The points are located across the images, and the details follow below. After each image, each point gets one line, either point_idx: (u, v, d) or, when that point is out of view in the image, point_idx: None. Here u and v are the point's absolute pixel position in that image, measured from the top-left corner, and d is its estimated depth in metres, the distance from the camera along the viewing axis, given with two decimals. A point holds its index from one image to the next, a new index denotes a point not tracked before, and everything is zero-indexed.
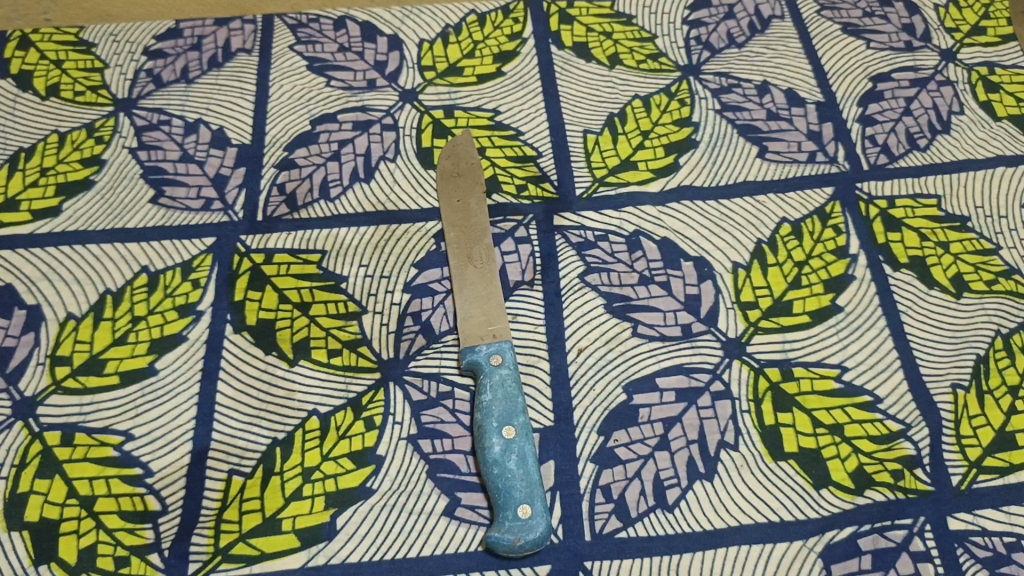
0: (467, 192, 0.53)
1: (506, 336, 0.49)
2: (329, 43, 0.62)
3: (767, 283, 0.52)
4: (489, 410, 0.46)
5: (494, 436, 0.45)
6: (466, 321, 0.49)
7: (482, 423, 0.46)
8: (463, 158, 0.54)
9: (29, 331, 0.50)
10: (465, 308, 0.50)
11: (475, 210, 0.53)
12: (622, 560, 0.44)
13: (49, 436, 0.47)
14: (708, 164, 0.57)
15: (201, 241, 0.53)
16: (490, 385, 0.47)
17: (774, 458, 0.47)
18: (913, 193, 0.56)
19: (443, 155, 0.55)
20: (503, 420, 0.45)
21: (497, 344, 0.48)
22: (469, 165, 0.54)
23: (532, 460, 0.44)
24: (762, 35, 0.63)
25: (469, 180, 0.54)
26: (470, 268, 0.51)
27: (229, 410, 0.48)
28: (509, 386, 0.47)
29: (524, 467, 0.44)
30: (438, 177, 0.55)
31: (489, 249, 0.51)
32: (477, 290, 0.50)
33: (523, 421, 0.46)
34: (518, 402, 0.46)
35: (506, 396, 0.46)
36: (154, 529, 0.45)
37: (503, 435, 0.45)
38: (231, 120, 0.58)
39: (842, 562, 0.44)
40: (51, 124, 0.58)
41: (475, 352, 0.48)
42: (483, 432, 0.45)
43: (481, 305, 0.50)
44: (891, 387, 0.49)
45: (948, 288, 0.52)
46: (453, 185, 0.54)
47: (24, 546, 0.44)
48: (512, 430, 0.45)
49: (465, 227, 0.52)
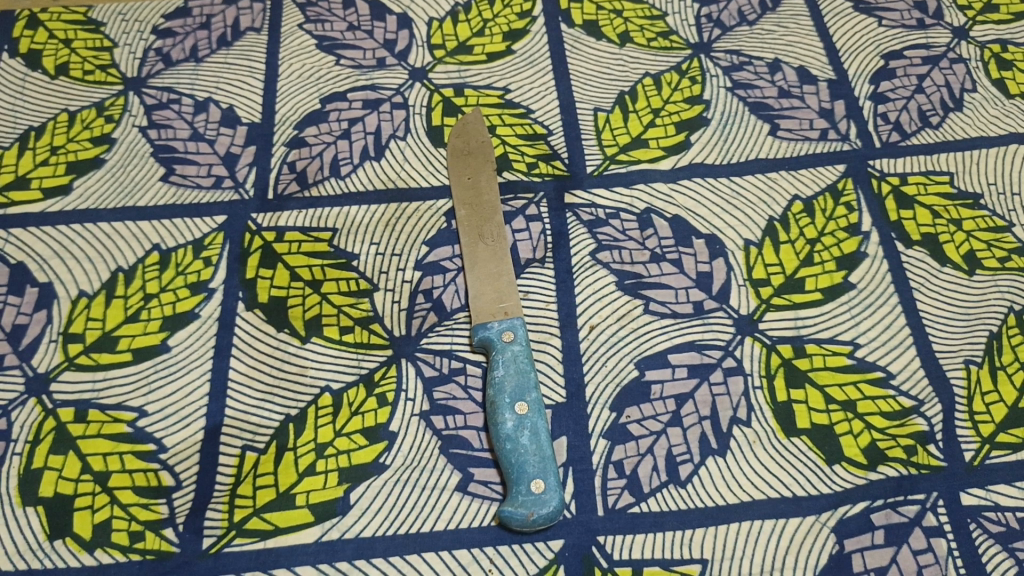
0: (478, 170, 0.53)
1: (518, 313, 0.48)
2: (338, 21, 0.62)
3: (779, 260, 0.52)
4: (501, 386, 0.46)
5: (507, 411, 0.45)
6: (478, 299, 0.49)
7: (494, 399, 0.46)
8: (473, 137, 0.54)
9: (42, 308, 0.50)
10: (476, 286, 0.50)
11: (486, 187, 0.53)
12: (635, 534, 0.44)
13: (62, 413, 0.47)
14: (720, 142, 0.57)
15: (212, 219, 0.53)
16: (502, 361, 0.47)
17: (787, 434, 0.47)
18: (925, 171, 0.55)
19: (454, 134, 0.55)
20: (515, 395, 0.45)
21: (508, 321, 0.48)
22: (480, 143, 0.54)
23: (545, 435, 0.45)
24: (773, 12, 0.62)
25: (480, 158, 0.54)
26: (480, 246, 0.51)
27: (241, 387, 0.48)
28: (522, 361, 0.47)
29: (537, 443, 0.44)
30: (448, 156, 0.54)
31: (500, 227, 0.51)
32: (488, 267, 0.50)
33: (535, 397, 0.46)
34: (530, 378, 0.46)
35: (518, 372, 0.46)
36: (168, 504, 0.45)
37: (516, 411, 0.45)
38: (240, 98, 0.58)
39: (855, 537, 0.44)
40: (61, 103, 0.58)
41: (487, 328, 0.48)
42: (495, 408, 0.45)
43: (492, 282, 0.50)
44: (904, 363, 0.49)
45: (961, 264, 0.52)
46: (463, 163, 0.54)
47: (38, 521, 0.45)
48: (524, 405, 0.45)
49: (476, 205, 0.52)
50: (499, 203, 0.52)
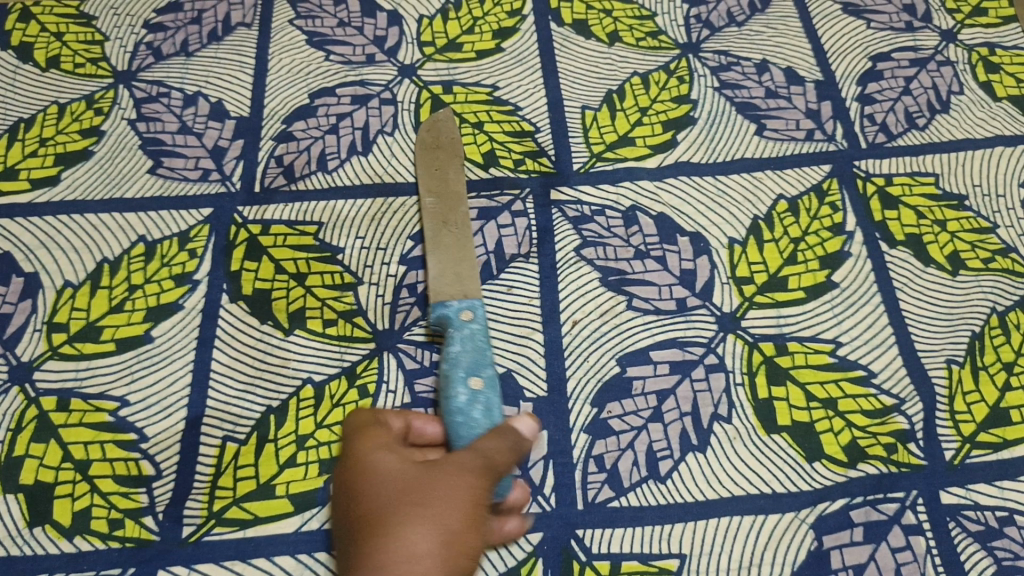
0: (446, 163, 0.53)
1: (477, 295, 0.48)
2: (328, 18, 0.62)
3: (763, 258, 0.52)
4: (457, 361, 0.45)
5: (460, 386, 0.44)
6: (437, 279, 0.49)
7: (449, 372, 0.45)
8: (443, 134, 0.54)
9: (27, 298, 0.51)
10: (436, 268, 0.49)
11: (454, 179, 0.53)
12: (614, 529, 0.45)
13: (45, 401, 0.47)
14: (707, 141, 0.57)
15: (198, 212, 0.54)
16: (460, 338, 0.46)
17: (768, 430, 0.47)
18: (911, 172, 0.56)
19: (424, 127, 0.55)
20: (471, 369, 0.44)
21: (469, 301, 0.48)
22: (449, 138, 0.54)
23: (498, 413, 0.43)
24: (762, 13, 0.62)
25: (448, 152, 0.54)
26: (445, 232, 0.51)
27: (224, 378, 0.48)
28: (478, 338, 0.46)
29: (489, 419, 0.43)
30: (417, 148, 0.55)
31: (467, 217, 0.51)
32: (451, 251, 0.50)
33: (490, 374, 0.45)
34: (486, 356, 0.45)
35: (475, 349, 0.45)
36: (148, 493, 0.45)
37: (470, 385, 0.44)
38: (230, 92, 0.58)
39: (834, 534, 0.44)
40: (51, 95, 0.58)
41: (448, 305, 0.48)
42: (449, 381, 0.44)
43: (453, 266, 0.49)
44: (885, 362, 0.49)
45: (944, 265, 0.52)
46: (432, 156, 0.54)
47: (18, 508, 0.45)
48: (479, 380, 0.44)
49: (442, 194, 0.52)
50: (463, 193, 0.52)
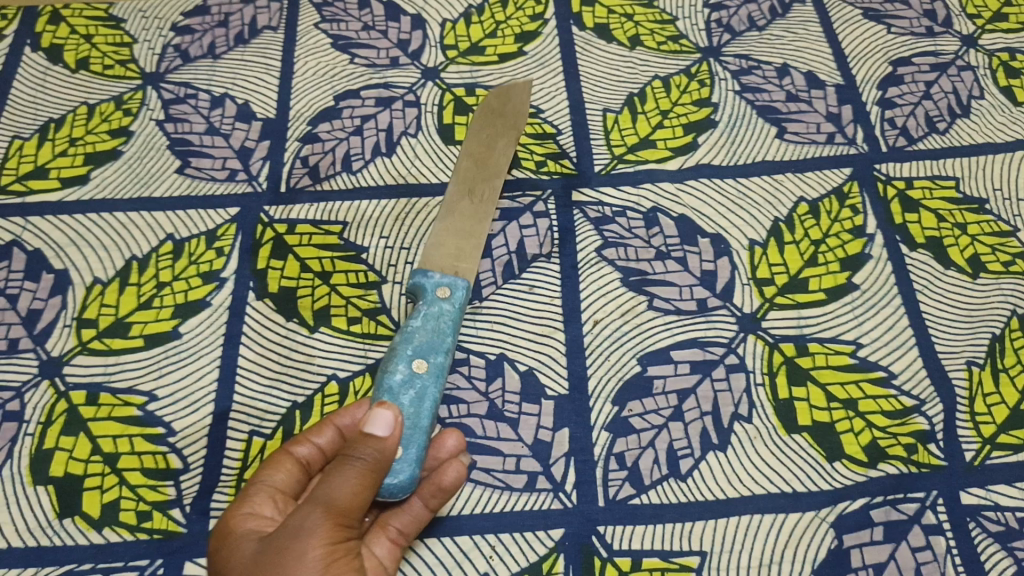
0: (500, 135, 0.54)
1: (466, 277, 0.49)
2: (353, 21, 0.63)
3: (783, 260, 0.53)
4: (412, 338, 0.45)
5: (402, 363, 0.44)
6: (434, 250, 0.50)
7: (400, 346, 0.45)
8: (511, 104, 0.55)
9: (57, 294, 0.51)
10: (441, 234, 0.50)
11: (499, 153, 0.54)
12: (635, 526, 0.45)
13: (74, 395, 0.48)
14: (727, 144, 0.57)
15: (225, 211, 0.54)
16: (425, 314, 0.47)
17: (788, 430, 0.47)
18: (931, 175, 0.56)
19: (493, 92, 0.56)
20: (421, 351, 0.45)
21: (451, 278, 0.48)
22: (515, 110, 0.55)
23: (428, 401, 0.43)
24: (782, 18, 0.63)
25: (508, 123, 0.55)
26: (467, 200, 0.52)
27: (250, 374, 0.49)
28: (443, 322, 0.46)
29: (416, 407, 0.43)
30: (479, 108, 0.55)
31: (494, 191, 0.52)
32: (466, 220, 0.51)
33: (438, 362, 0.45)
34: (443, 342, 0.46)
35: (433, 331, 0.46)
36: (175, 486, 0.46)
37: (413, 365, 0.44)
38: (256, 94, 0.59)
39: (854, 533, 0.45)
40: (81, 96, 0.59)
41: (428, 277, 0.48)
42: (396, 355, 0.45)
43: (459, 238, 0.50)
44: (906, 363, 0.49)
45: (965, 268, 0.52)
46: (489, 122, 0.55)
47: (48, 500, 0.45)
48: (424, 363, 0.44)
49: (482, 163, 0.53)
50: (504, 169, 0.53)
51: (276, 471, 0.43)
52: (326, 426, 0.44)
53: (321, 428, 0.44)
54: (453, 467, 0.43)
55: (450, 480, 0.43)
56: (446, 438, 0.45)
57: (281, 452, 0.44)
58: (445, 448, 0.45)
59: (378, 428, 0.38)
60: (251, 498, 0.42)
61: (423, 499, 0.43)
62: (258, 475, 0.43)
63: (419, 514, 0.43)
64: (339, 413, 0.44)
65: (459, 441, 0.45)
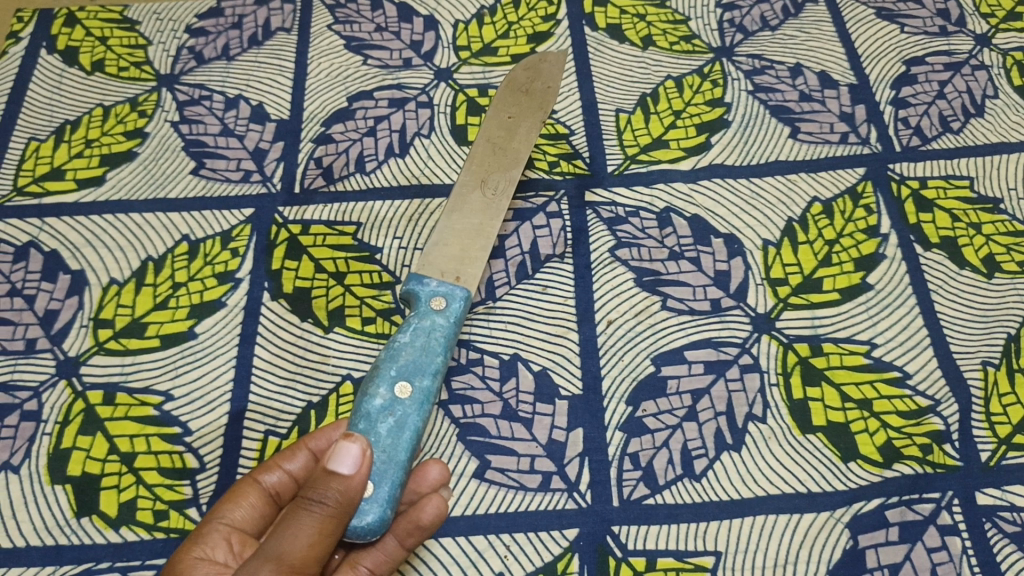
0: (525, 114, 0.54)
1: (466, 286, 0.48)
2: (366, 23, 0.63)
3: (797, 260, 0.53)
4: (398, 357, 0.44)
5: (385, 386, 0.43)
6: (434, 252, 0.49)
7: (384, 364, 0.43)
8: (540, 81, 0.55)
9: (73, 295, 0.52)
10: (448, 232, 0.49)
11: (521, 136, 0.53)
12: (649, 526, 0.45)
13: (91, 395, 0.49)
14: (740, 144, 0.57)
15: (240, 212, 0.55)
16: (414, 329, 0.45)
17: (802, 430, 0.47)
18: (946, 175, 0.56)
19: (523, 69, 0.55)
20: (406, 372, 0.43)
21: (449, 288, 0.47)
22: (544, 87, 0.55)
23: (408, 431, 0.41)
24: (795, 18, 0.63)
25: (536, 100, 0.54)
26: (480, 191, 0.51)
27: (266, 374, 0.49)
28: (433, 339, 0.45)
29: (394, 436, 0.41)
30: (509, 83, 0.55)
31: (508, 183, 0.51)
32: (476, 213, 0.50)
33: (424, 386, 0.43)
34: (430, 362, 0.44)
35: (421, 349, 0.44)
36: (192, 486, 0.46)
37: (396, 388, 0.43)
38: (270, 96, 0.60)
39: (869, 533, 0.45)
40: (96, 98, 0.60)
41: (424, 285, 0.47)
42: (379, 375, 0.43)
43: (460, 239, 0.49)
44: (921, 363, 0.49)
45: (979, 267, 0.52)
46: (517, 100, 0.54)
47: (66, 499, 0.46)
48: (408, 388, 0.43)
49: (503, 149, 0.53)
50: (524, 153, 0.52)
51: (236, 507, 0.43)
52: (297, 449, 0.44)
53: (292, 452, 0.44)
54: (431, 506, 0.42)
55: (428, 518, 0.42)
56: (428, 470, 0.44)
57: (247, 481, 0.44)
58: (427, 481, 0.44)
59: (343, 465, 0.35)
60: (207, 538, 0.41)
61: (399, 538, 0.42)
62: (218, 511, 0.43)
63: (393, 552, 0.43)
64: (311, 435, 0.44)
65: (442, 473, 0.44)
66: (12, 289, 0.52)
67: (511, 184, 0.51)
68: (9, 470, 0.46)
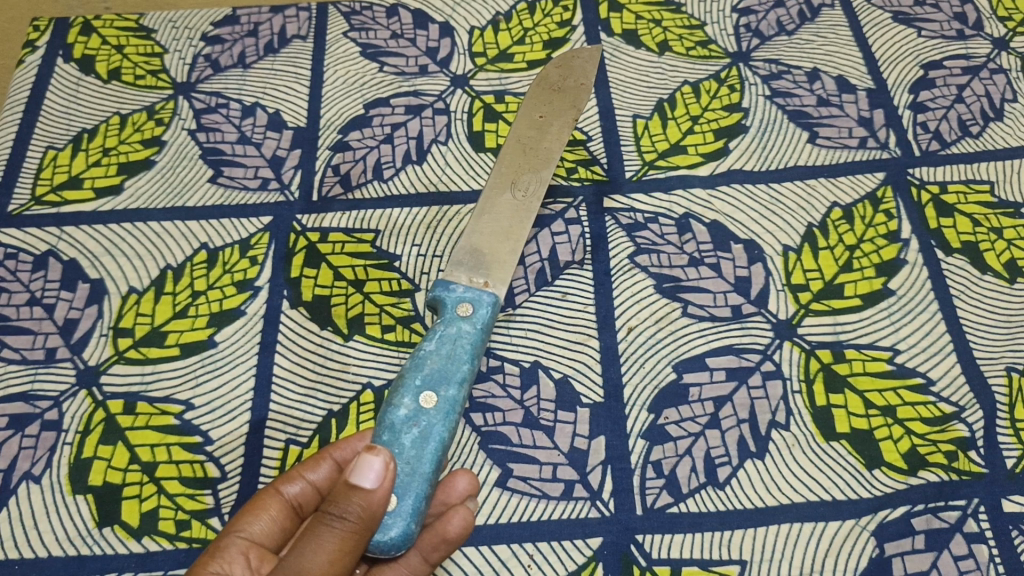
0: (557, 112, 0.54)
1: (494, 291, 0.47)
2: (381, 30, 0.63)
3: (818, 266, 0.52)
4: (423, 365, 0.43)
5: (409, 396, 0.42)
6: (459, 257, 0.49)
7: (409, 374, 0.43)
8: (571, 79, 0.56)
9: (93, 303, 0.52)
10: (476, 235, 0.49)
11: (554, 134, 0.53)
12: (673, 535, 0.45)
13: (112, 404, 0.49)
14: (759, 149, 0.57)
15: (258, 220, 0.55)
16: (440, 337, 0.45)
17: (826, 437, 0.47)
18: (966, 179, 0.55)
19: (554, 67, 0.56)
20: (431, 381, 0.43)
21: (477, 293, 0.47)
22: (575, 84, 0.56)
23: (433, 442, 0.41)
24: (812, 22, 0.63)
25: (567, 99, 0.55)
26: (508, 193, 0.51)
27: (286, 382, 0.49)
28: (459, 346, 0.45)
29: (418, 447, 0.41)
30: (541, 83, 0.56)
31: (539, 185, 0.51)
32: (503, 215, 0.50)
33: (449, 396, 0.43)
34: (457, 369, 0.44)
35: (447, 357, 0.44)
36: (213, 495, 0.46)
37: (421, 398, 0.42)
38: (287, 103, 0.59)
39: (895, 541, 0.44)
40: (113, 106, 0.60)
41: (449, 291, 0.47)
42: (403, 386, 0.43)
43: (488, 241, 0.49)
44: (944, 369, 0.49)
45: (1001, 273, 0.52)
46: (549, 96, 0.55)
47: (88, 509, 0.46)
48: (433, 398, 0.42)
49: (532, 149, 0.52)
50: (556, 151, 0.52)
51: (257, 520, 0.43)
52: (321, 460, 0.44)
53: (316, 463, 0.44)
54: (460, 513, 0.42)
55: (455, 530, 0.42)
56: (456, 481, 0.44)
57: (269, 492, 0.44)
58: (455, 493, 0.44)
59: (365, 479, 0.34)
60: (226, 553, 0.41)
61: (423, 553, 0.42)
62: (238, 523, 0.42)
63: (417, 567, 0.42)
64: (337, 446, 0.44)
65: (470, 485, 0.44)
66: (31, 298, 0.52)
67: (542, 184, 0.51)
68: (30, 480, 0.46)
